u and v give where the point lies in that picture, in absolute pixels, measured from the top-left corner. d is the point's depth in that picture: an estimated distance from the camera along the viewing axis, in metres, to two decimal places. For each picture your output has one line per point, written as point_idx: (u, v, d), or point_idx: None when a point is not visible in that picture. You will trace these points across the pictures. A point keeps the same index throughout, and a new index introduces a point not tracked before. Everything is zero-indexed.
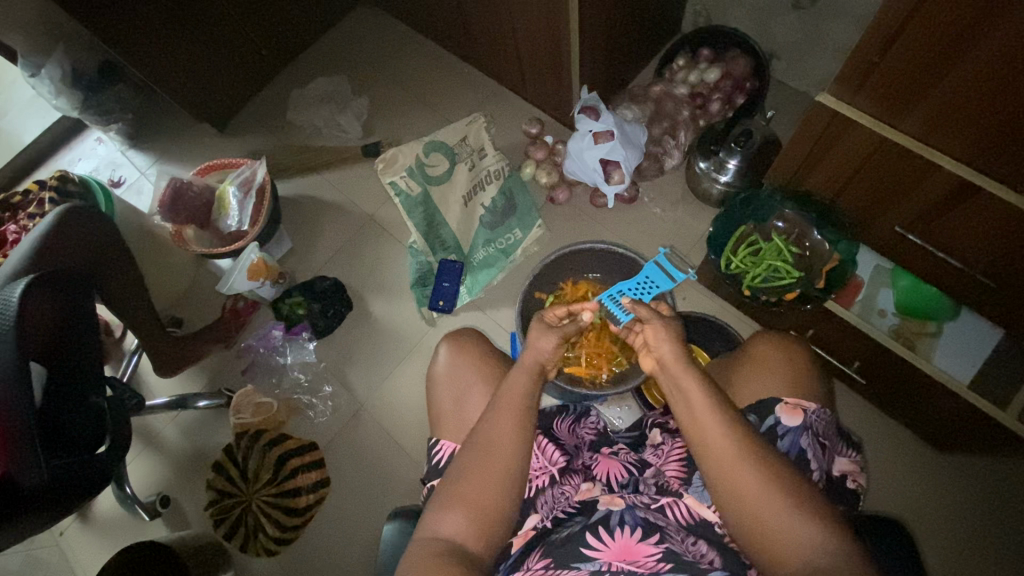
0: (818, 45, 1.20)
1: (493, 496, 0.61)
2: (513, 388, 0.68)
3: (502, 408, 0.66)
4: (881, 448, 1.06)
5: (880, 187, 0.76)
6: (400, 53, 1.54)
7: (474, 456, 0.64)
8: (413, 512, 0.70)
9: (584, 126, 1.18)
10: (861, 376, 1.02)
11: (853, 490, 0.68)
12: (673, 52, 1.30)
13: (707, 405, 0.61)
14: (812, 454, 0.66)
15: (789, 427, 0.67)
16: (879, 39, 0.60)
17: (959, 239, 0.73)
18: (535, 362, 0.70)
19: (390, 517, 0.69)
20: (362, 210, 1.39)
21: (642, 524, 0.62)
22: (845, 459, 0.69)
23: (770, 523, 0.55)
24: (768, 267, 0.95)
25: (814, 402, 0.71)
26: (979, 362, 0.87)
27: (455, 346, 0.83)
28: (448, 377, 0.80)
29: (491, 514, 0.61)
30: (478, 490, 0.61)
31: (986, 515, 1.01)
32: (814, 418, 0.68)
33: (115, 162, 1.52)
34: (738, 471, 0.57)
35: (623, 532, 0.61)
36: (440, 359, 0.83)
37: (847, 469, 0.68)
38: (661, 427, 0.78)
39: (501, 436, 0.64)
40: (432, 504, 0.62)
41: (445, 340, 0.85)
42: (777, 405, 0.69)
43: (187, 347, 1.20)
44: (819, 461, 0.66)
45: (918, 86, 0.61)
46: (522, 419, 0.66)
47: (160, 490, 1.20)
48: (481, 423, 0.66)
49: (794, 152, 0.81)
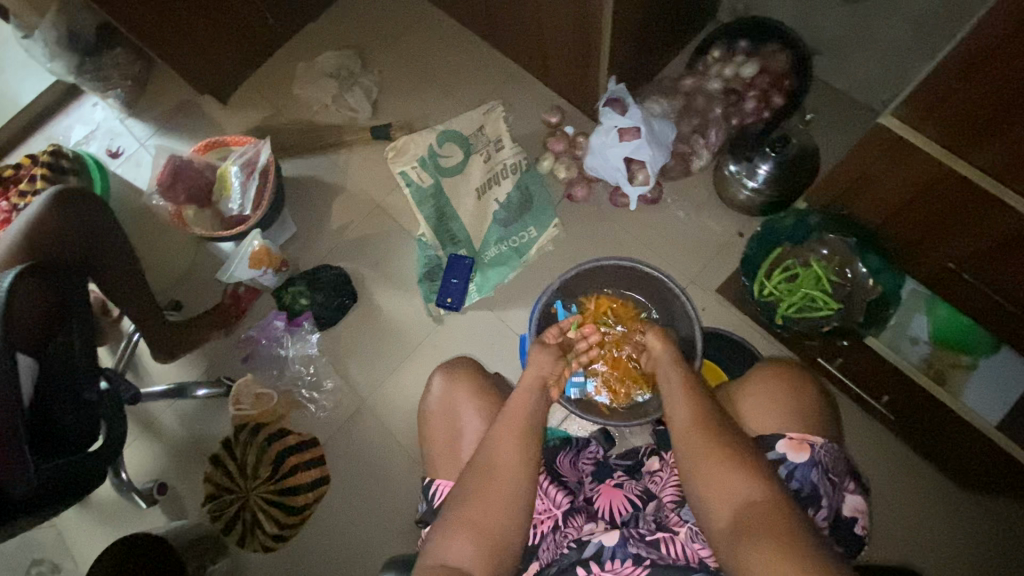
0: (867, 43, 1.10)
1: (508, 520, 0.60)
2: (517, 404, 0.68)
3: (510, 425, 0.66)
4: (902, 480, 1.02)
5: (933, 221, 0.70)
6: (413, 26, 1.44)
7: (482, 480, 0.62)
8: (410, 560, 0.66)
9: (609, 121, 1.11)
10: (892, 412, 0.95)
11: (859, 531, 0.66)
12: (708, 43, 1.20)
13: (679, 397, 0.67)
14: (822, 491, 0.63)
15: (796, 463, 0.64)
16: (957, 67, 0.54)
17: (1016, 283, 0.67)
18: (532, 379, 0.71)
19: (387, 567, 0.66)
20: (370, 196, 1.33)
21: (632, 556, 0.60)
22: (855, 496, 0.66)
23: (714, 481, 0.58)
24: (804, 297, 0.87)
25: (822, 434, 0.67)
26: (1008, 405, 0.83)
27: (449, 376, 0.80)
28: (442, 409, 0.78)
29: (503, 538, 0.59)
30: (496, 512, 0.60)
31: (1007, 557, 0.97)
32: (822, 453, 0.65)
33: (113, 131, 1.45)
34: (698, 440, 0.61)
35: (615, 565, 0.60)
36: (431, 391, 0.80)
37: (856, 508, 0.66)
38: (658, 454, 0.77)
39: (516, 454, 0.64)
40: (437, 527, 0.60)
41: (437, 370, 0.82)
42: (780, 440, 0.66)
43: (186, 335, 1.15)
44: (829, 498, 0.64)
45: (1000, 119, 0.54)
46: (531, 441, 0.65)
47: (157, 478, 1.18)
48: (490, 443, 0.65)
49: (845, 171, 0.74)
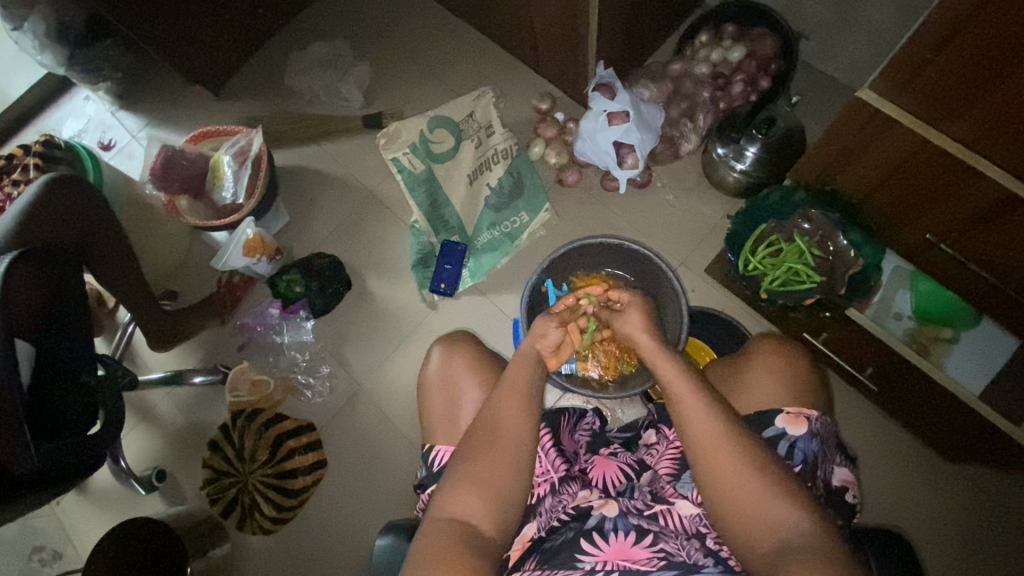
0: (852, 26, 1.12)
1: (508, 478, 0.62)
2: (514, 377, 0.70)
3: (505, 401, 0.68)
4: (888, 453, 1.04)
5: (912, 194, 0.72)
6: (403, 14, 1.45)
7: (480, 444, 0.64)
8: (408, 526, 0.68)
9: (598, 106, 1.12)
10: (874, 383, 0.98)
11: (850, 502, 0.67)
12: (696, 28, 1.22)
13: (689, 393, 0.64)
14: (815, 462, 0.65)
15: (796, 437, 0.66)
16: (929, 39, 0.55)
17: (992, 253, 0.69)
18: (530, 349, 0.73)
19: (384, 531, 0.68)
20: (363, 184, 1.34)
21: (634, 527, 0.62)
22: (846, 469, 0.68)
23: (749, 500, 0.58)
24: (787, 270, 0.88)
25: (817, 409, 0.69)
26: (993, 372, 0.85)
27: (448, 348, 0.81)
28: (440, 380, 0.79)
29: (502, 495, 0.61)
30: (496, 472, 0.62)
31: (988, 525, 1.00)
32: (818, 426, 0.67)
33: (104, 123, 1.45)
34: (725, 454, 0.60)
35: (618, 536, 0.62)
36: (432, 360, 0.81)
37: (848, 480, 0.67)
38: (655, 427, 0.79)
39: (515, 420, 0.66)
40: (443, 487, 0.62)
41: (438, 340, 0.84)
42: (778, 415, 0.67)
43: (179, 324, 1.15)
44: (821, 469, 0.66)
45: (972, 91, 0.56)
46: (531, 411, 0.67)
47: (156, 465, 1.19)
48: (487, 415, 0.67)
49: (827, 146, 0.75)
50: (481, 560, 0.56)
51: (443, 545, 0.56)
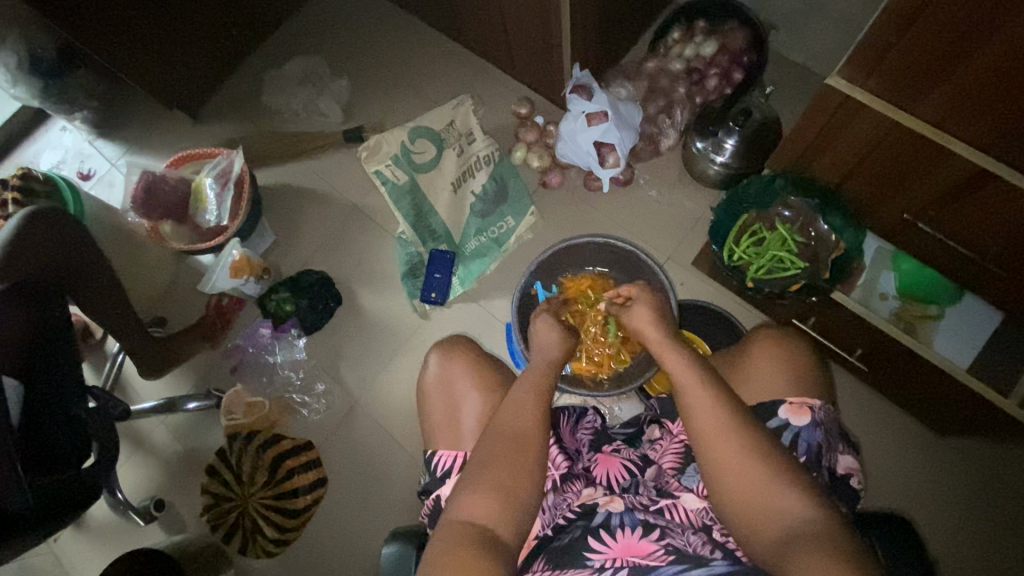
0: (819, 15, 1.14)
1: (512, 481, 0.62)
2: (528, 382, 0.71)
3: (512, 406, 0.68)
4: (882, 431, 1.06)
5: (886, 175, 0.73)
6: (378, 28, 1.45)
7: (482, 451, 0.64)
8: (412, 532, 0.68)
9: (577, 107, 1.13)
10: (864, 363, 0.99)
11: (855, 489, 0.68)
12: (668, 26, 1.23)
13: (696, 387, 0.65)
14: (820, 451, 0.66)
15: (799, 427, 0.67)
16: (892, 24, 0.57)
17: (968, 229, 0.71)
18: (543, 357, 0.75)
19: (390, 538, 0.67)
20: (347, 198, 1.33)
21: (641, 523, 0.63)
22: (850, 457, 0.68)
23: (750, 490, 0.58)
24: (771, 258, 0.89)
25: (819, 399, 0.70)
26: (978, 346, 0.87)
27: (445, 353, 0.82)
28: (439, 386, 0.80)
29: (504, 500, 0.61)
30: (500, 476, 0.62)
31: (985, 497, 1.01)
32: (821, 415, 0.68)
33: (83, 153, 1.44)
34: (730, 446, 0.60)
35: (625, 532, 0.62)
36: (429, 366, 0.82)
37: (852, 467, 0.68)
38: (658, 422, 0.80)
39: (521, 425, 0.66)
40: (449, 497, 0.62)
41: (434, 348, 0.83)
42: (781, 406, 0.68)
43: (169, 349, 1.14)
44: (825, 457, 0.67)
45: (935, 71, 0.58)
46: (545, 416, 0.68)
47: (154, 494, 1.18)
48: (495, 420, 0.67)
49: (801, 134, 0.76)
50: (493, 561, 0.56)
51: (456, 548, 0.56)
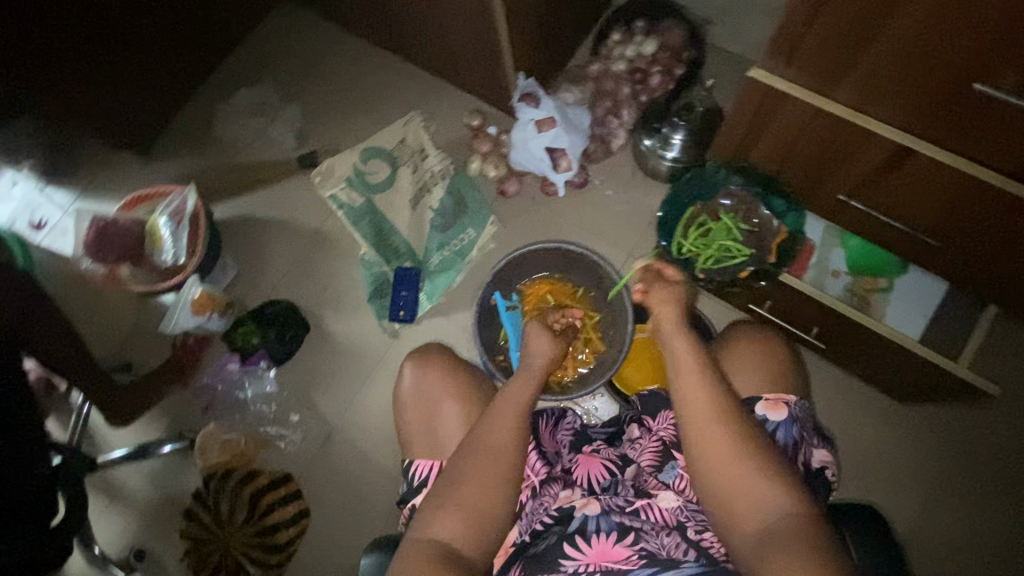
0: (749, 7, 1.18)
1: (481, 496, 0.62)
2: (516, 393, 0.71)
3: (501, 415, 0.68)
4: (847, 405, 1.09)
5: (819, 159, 0.76)
6: (325, 51, 1.46)
7: (453, 465, 0.65)
8: (389, 541, 0.68)
9: (525, 116, 1.16)
10: (821, 341, 1.01)
11: (828, 481, 0.69)
12: (608, 28, 1.26)
13: (696, 374, 0.67)
14: (797, 445, 0.68)
15: (777, 422, 0.68)
16: (801, 13, 0.60)
17: (903, 206, 0.74)
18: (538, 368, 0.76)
19: (367, 549, 0.67)
20: (307, 225, 1.33)
21: (617, 527, 0.63)
22: (825, 451, 0.70)
23: (731, 474, 0.60)
24: (719, 247, 0.91)
25: (794, 394, 0.72)
26: (928, 315, 0.90)
27: (422, 362, 0.81)
28: (416, 395, 0.79)
29: (474, 515, 0.61)
30: (471, 489, 0.62)
31: (947, 458, 1.05)
32: (797, 410, 0.70)
33: (33, 204, 1.39)
34: (718, 431, 0.62)
35: (600, 537, 0.62)
36: (405, 375, 0.81)
37: (826, 461, 0.69)
38: (638, 421, 0.80)
39: (500, 432, 0.66)
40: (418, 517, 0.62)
41: (411, 356, 0.83)
42: (759, 403, 0.70)
43: (136, 394, 1.12)
44: (800, 451, 0.68)
45: (847, 57, 0.62)
46: (522, 430, 0.68)
47: (132, 545, 1.15)
48: (478, 432, 0.67)
49: (734, 125, 0.78)
50: None
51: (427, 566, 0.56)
